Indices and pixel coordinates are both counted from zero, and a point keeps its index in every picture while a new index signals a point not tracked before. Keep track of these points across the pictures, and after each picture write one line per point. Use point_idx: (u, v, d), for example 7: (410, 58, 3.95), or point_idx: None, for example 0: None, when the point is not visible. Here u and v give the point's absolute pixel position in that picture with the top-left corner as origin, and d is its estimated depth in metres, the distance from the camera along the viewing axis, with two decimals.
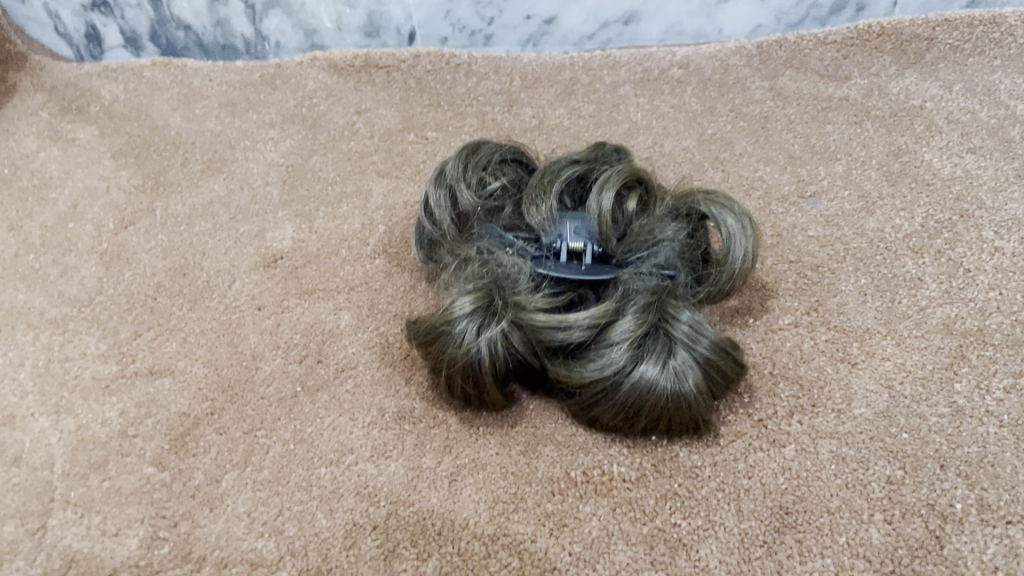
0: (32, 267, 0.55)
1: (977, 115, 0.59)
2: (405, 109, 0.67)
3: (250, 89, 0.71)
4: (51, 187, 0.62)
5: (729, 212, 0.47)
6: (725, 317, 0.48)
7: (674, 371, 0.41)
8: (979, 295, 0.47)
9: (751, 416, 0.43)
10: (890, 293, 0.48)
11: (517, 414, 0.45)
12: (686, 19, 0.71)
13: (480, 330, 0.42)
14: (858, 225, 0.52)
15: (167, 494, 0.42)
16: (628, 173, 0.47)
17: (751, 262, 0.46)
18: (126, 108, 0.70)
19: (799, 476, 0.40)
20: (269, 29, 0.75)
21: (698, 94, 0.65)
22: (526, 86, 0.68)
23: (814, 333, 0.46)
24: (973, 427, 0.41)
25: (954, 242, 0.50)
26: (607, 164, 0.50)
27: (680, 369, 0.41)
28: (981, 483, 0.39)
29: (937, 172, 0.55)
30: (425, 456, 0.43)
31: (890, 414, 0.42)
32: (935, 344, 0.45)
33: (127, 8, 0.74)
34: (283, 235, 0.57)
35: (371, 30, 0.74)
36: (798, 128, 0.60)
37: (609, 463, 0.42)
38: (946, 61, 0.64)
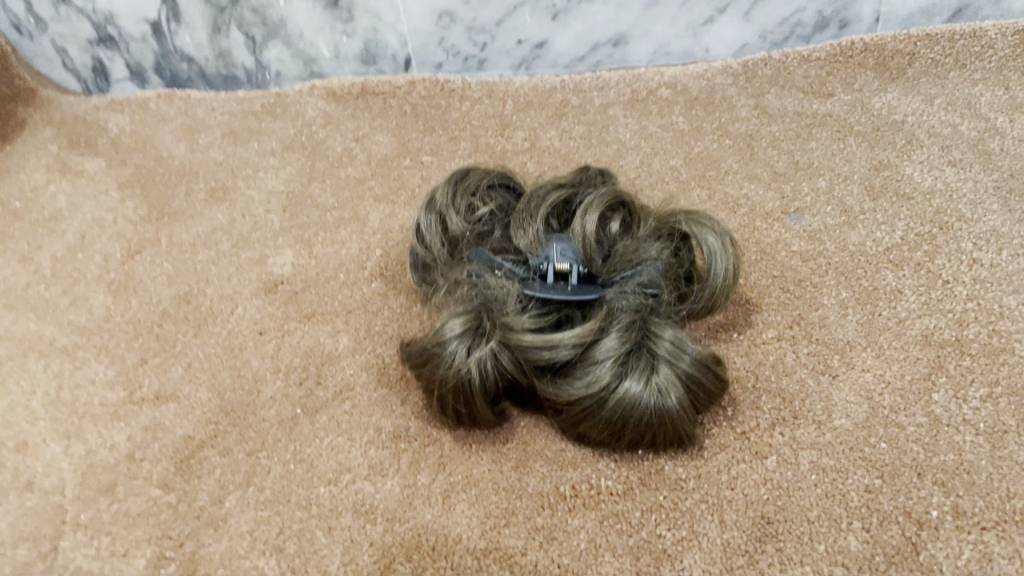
0: (43, 297, 0.58)
1: (958, 128, 0.60)
2: (402, 135, 0.69)
3: (252, 118, 0.73)
4: (60, 219, 0.65)
5: (710, 231, 0.48)
6: (710, 332, 0.49)
7: (657, 387, 0.42)
8: (957, 306, 0.48)
9: (734, 428, 0.44)
10: (870, 305, 0.49)
11: (508, 431, 0.46)
12: (673, 40, 0.73)
13: (469, 351, 0.44)
14: (840, 239, 0.54)
15: (173, 515, 0.44)
16: (610, 197, 0.49)
17: (731, 280, 0.47)
18: (132, 140, 0.72)
19: (781, 486, 0.42)
20: (270, 59, 0.77)
21: (686, 113, 0.66)
22: (519, 109, 0.70)
23: (796, 346, 0.48)
24: (950, 435, 0.42)
25: (933, 254, 0.52)
26: (592, 188, 0.52)
27: (663, 386, 0.42)
28: (956, 490, 0.40)
29: (918, 186, 0.56)
30: (420, 474, 0.44)
31: (869, 425, 0.44)
32: (914, 354, 0.46)
33: (132, 42, 0.77)
34: (283, 261, 0.59)
35: (368, 58, 0.76)
36: (782, 145, 0.62)
37: (596, 477, 0.43)
38: (927, 76, 0.65)
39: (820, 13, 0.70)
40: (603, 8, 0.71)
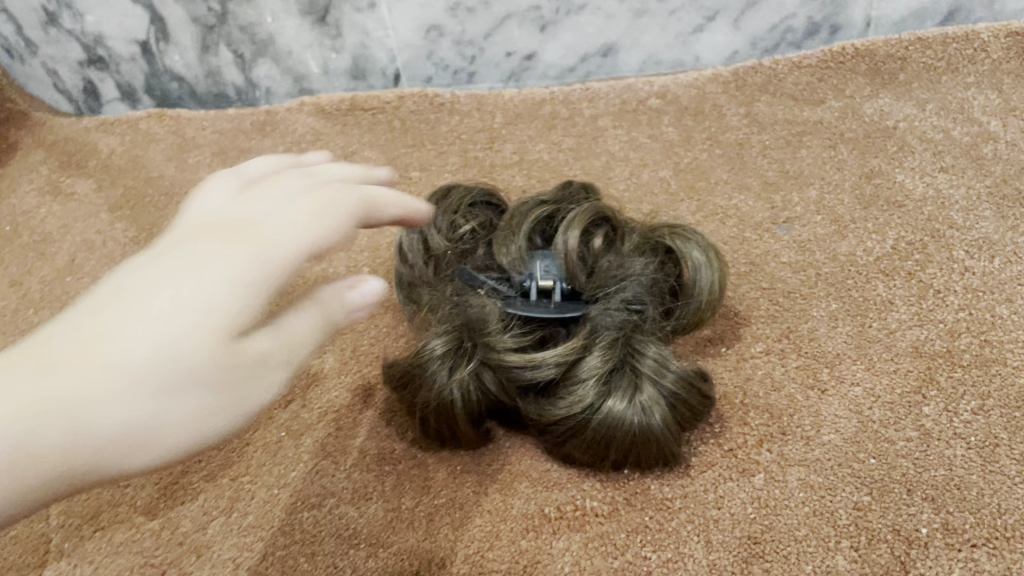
0: (32, 322, 0.58)
1: (951, 133, 0.59)
2: (391, 150, 0.69)
3: (242, 136, 0.73)
4: (50, 242, 0.65)
5: (694, 245, 0.48)
6: (698, 347, 0.49)
7: (641, 405, 0.41)
8: (949, 317, 0.47)
9: (721, 446, 0.44)
10: (860, 316, 0.49)
11: (493, 452, 0.46)
12: (663, 49, 0.72)
13: (449, 374, 0.43)
14: (830, 249, 0.53)
15: (156, 542, 0.43)
16: (593, 211, 0.49)
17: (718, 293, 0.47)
18: (122, 160, 0.72)
19: (768, 505, 0.41)
20: (260, 77, 0.77)
21: (676, 123, 0.66)
22: (508, 122, 0.69)
23: (785, 360, 0.47)
24: (941, 450, 0.42)
25: (925, 263, 0.51)
26: (574, 203, 0.51)
27: (647, 404, 0.42)
28: (947, 507, 0.39)
29: (910, 194, 0.55)
30: (404, 497, 0.44)
31: (859, 440, 0.43)
32: (904, 367, 0.46)
33: (122, 63, 0.77)
34: None
35: (357, 73, 0.76)
36: (773, 153, 0.61)
37: (581, 498, 0.43)
38: (920, 81, 0.64)
39: (811, 19, 0.69)
40: (592, 18, 0.70)
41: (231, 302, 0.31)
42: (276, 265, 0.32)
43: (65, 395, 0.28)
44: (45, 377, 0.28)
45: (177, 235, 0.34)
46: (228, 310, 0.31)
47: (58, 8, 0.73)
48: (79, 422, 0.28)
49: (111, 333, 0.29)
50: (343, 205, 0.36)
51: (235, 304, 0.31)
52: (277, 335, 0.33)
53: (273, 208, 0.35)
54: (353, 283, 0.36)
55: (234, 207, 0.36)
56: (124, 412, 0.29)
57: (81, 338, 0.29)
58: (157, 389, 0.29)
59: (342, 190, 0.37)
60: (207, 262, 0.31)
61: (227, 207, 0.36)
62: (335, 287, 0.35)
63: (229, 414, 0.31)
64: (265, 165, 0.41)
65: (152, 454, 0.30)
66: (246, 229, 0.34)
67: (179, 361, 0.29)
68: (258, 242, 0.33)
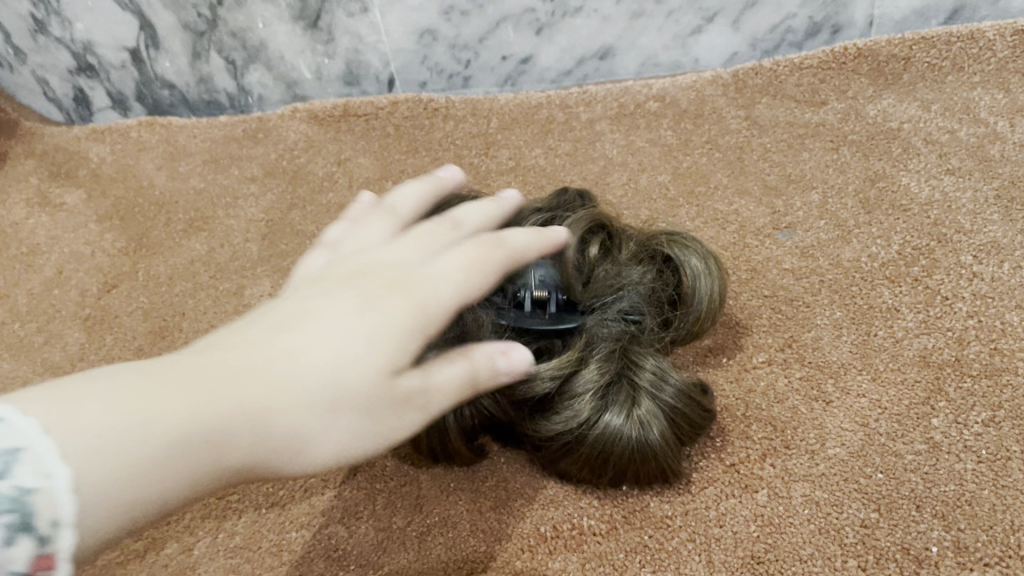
0: (18, 336, 0.57)
1: (956, 134, 0.58)
2: (384, 157, 0.68)
3: (234, 143, 0.72)
4: (38, 254, 0.64)
5: (693, 253, 0.47)
6: (698, 358, 0.47)
7: (639, 420, 0.40)
8: (957, 324, 0.46)
9: (723, 461, 0.42)
10: (866, 324, 0.47)
11: (488, 468, 0.44)
12: (661, 51, 0.71)
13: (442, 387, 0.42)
14: (834, 255, 0.51)
15: (140, 564, 0.42)
16: (590, 219, 0.47)
17: (718, 307, 0.46)
18: (112, 169, 0.71)
19: (772, 523, 0.39)
20: (252, 83, 0.76)
21: (675, 127, 0.64)
22: (504, 127, 0.68)
23: (788, 370, 0.46)
24: (951, 464, 0.40)
25: (932, 269, 0.49)
26: (570, 210, 0.50)
27: (645, 419, 0.40)
28: (957, 524, 0.38)
29: (915, 197, 0.54)
30: (396, 516, 0.42)
31: (865, 454, 0.41)
32: (911, 377, 0.44)
33: (112, 70, 0.76)
34: (262, 292, 0.58)
35: (351, 79, 0.75)
36: (774, 156, 0.60)
37: (578, 516, 0.41)
38: (924, 81, 0.63)
39: (812, 18, 0.68)
40: (588, 20, 0.69)
41: (388, 339, 0.31)
42: (435, 312, 0.32)
43: (246, 405, 0.28)
44: (230, 384, 0.28)
45: (346, 273, 0.34)
46: (393, 344, 0.31)
47: (47, 15, 0.72)
48: (253, 428, 0.28)
49: (294, 351, 0.29)
50: (495, 260, 0.36)
51: (403, 342, 0.31)
52: (428, 377, 0.32)
53: (438, 254, 0.35)
54: (491, 346, 0.34)
55: (391, 250, 0.35)
56: (292, 426, 0.29)
57: (268, 352, 0.29)
58: (322, 411, 0.29)
59: (492, 245, 0.36)
60: (366, 308, 0.31)
61: (387, 251, 0.36)
62: (488, 348, 0.34)
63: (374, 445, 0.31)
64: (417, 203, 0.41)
65: (298, 467, 0.30)
66: (414, 272, 0.34)
67: (347, 389, 0.30)
68: (425, 287, 0.33)
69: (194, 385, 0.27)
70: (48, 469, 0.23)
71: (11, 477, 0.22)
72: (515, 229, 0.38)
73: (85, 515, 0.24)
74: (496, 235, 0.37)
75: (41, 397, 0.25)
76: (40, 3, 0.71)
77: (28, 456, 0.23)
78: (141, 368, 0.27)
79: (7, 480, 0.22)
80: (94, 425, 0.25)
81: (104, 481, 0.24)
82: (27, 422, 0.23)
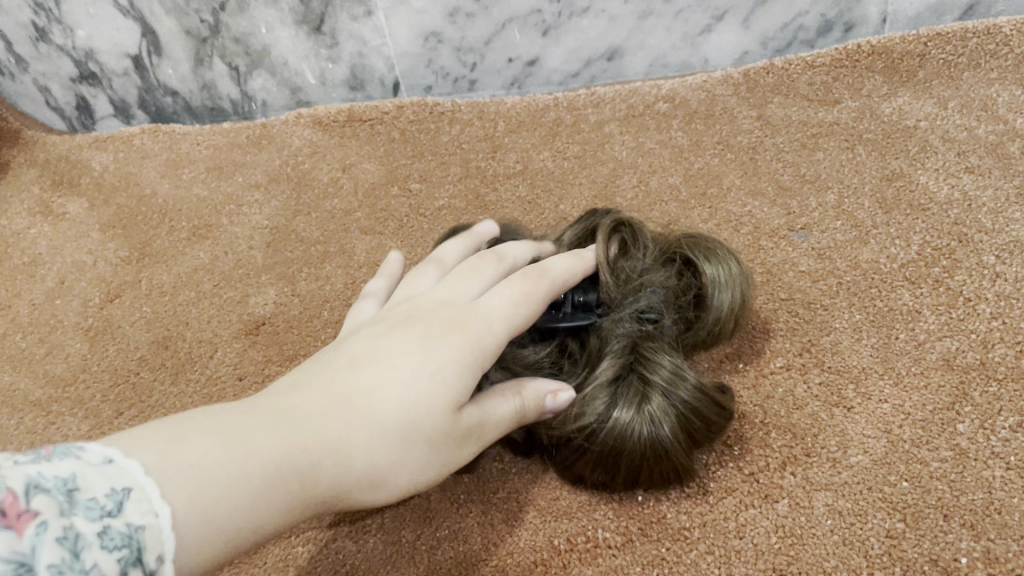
0: (19, 348, 0.56)
1: (974, 132, 0.57)
2: (390, 162, 0.67)
3: (237, 149, 0.71)
4: (40, 264, 0.63)
5: (716, 254, 0.45)
6: (714, 364, 0.46)
7: (649, 416, 0.39)
8: (981, 326, 0.45)
9: (742, 470, 0.41)
10: (886, 327, 0.46)
11: (499, 479, 0.43)
12: (670, 51, 0.70)
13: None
14: (851, 256, 0.50)
15: None
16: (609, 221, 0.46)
17: (739, 309, 0.44)
18: (115, 178, 0.70)
19: (794, 534, 0.38)
20: (255, 89, 0.75)
21: (685, 128, 0.63)
22: (510, 130, 0.67)
23: (807, 376, 0.44)
24: (978, 471, 0.39)
25: (953, 269, 0.48)
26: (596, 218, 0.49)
27: (656, 414, 0.39)
28: (987, 533, 0.36)
29: (934, 196, 0.53)
30: (405, 529, 0.41)
31: (889, 461, 0.40)
32: (935, 382, 0.43)
33: (114, 78, 0.75)
34: (266, 300, 0.57)
35: (355, 83, 0.74)
36: (787, 156, 0.59)
37: (593, 529, 0.40)
38: (940, 78, 0.61)
39: (824, 16, 0.66)
40: (595, 21, 0.68)
41: (450, 375, 0.33)
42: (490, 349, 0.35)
43: (326, 439, 0.30)
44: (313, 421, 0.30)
45: (404, 316, 0.37)
46: (456, 379, 0.33)
47: (48, 23, 0.71)
48: (337, 465, 0.30)
49: (366, 392, 0.32)
50: (541, 294, 0.38)
51: (464, 380, 0.33)
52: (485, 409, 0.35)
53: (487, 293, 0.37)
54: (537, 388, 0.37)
55: (447, 288, 0.38)
56: (372, 462, 0.31)
57: (344, 393, 0.32)
58: (395, 443, 0.31)
59: (537, 275, 0.39)
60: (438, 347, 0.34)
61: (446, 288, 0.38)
62: (538, 388, 0.37)
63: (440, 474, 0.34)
64: (461, 250, 0.43)
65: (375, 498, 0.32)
66: (467, 312, 0.36)
67: (416, 422, 0.32)
68: (479, 326, 0.35)
69: (279, 425, 0.29)
70: (154, 508, 0.24)
71: (123, 513, 0.23)
72: (554, 258, 0.41)
73: (190, 547, 0.25)
74: (539, 266, 0.39)
75: (144, 439, 0.26)
76: (41, 11, 0.70)
77: (140, 494, 0.24)
78: (230, 409, 0.29)
79: (120, 518, 0.22)
80: (201, 462, 0.26)
81: (209, 520, 0.26)
82: (137, 462, 0.24)
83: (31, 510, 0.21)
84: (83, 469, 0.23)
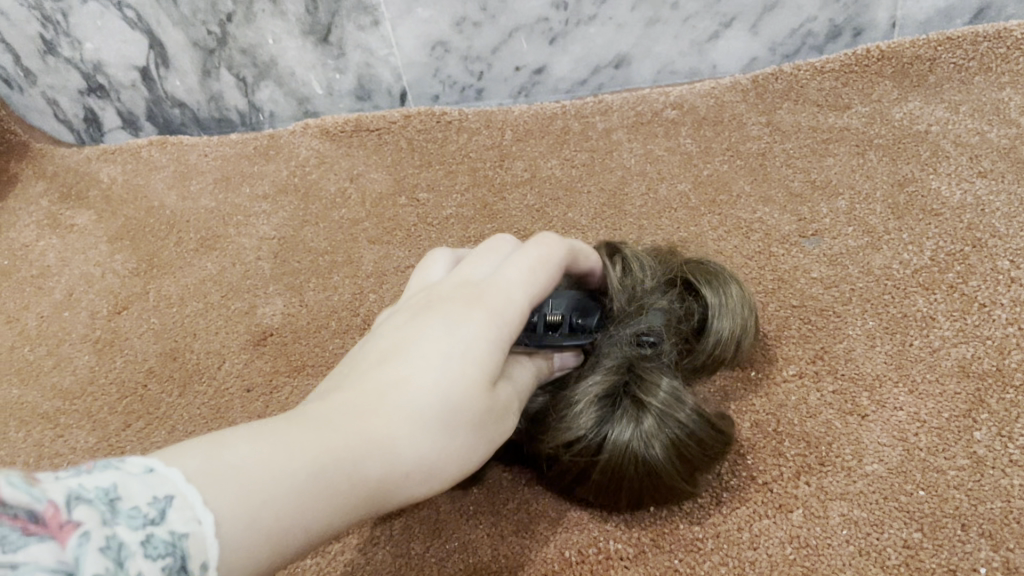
0: (27, 360, 0.56)
1: (987, 136, 0.56)
2: (398, 171, 0.66)
3: (245, 160, 0.71)
4: (48, 276, 0.63)
5: (719, 281, 0.45)
6: (725, 372, 0.46)
7: (642, 436, 0.38)
8: (997, 332, 0.44)
9: (755, 479, 0.40)
10: (900, 334, 0.45)
11: (510, 490, 0.42)
12: (677, 58, 0.69)
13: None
14: (864, 263, 0.50)
15: None
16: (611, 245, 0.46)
17: (740, 335, 0.44)
18: (123, 190, 0.70)
19: (809, 545, 0.37)
20: (263, 100, 0.75)
21: (693, 135, 0.63)
22: (518, 138, 0.67)
23: (820, 384, 0.44)
24: (996, 479, 0.38)
25: (968, 275, 0.47)
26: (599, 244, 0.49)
27: (647, 436, 0.38)
28: (1006, 543, 0.36)
29: (946, 201, 0.52)
30: (414, 541, 0.41)
31: (905, 470, 0.39)
32: (951, 389, 0.42)
33: (122, 90, 0.75)
34: (274, 310, 0.57)
35: (362, 93, 0.74)
36: (797, 163, 0.58)
37: (605, 540, 0.39)
38: (951, 82, 0.61)
39: (833, 21, 0.66)
40: (602, 29, 0.67)
41: (478, 353, 0.32)
42: (514, 322, 0.33)
43: (365, 435, 0.29)
44: (348, 420, 0.29)
45: (421, 303, 0.36)
46: (485, 357, 0.32)
47: (56, 35, 0.71)
48: (383, 461, 0.29)
49: (398, 383, 0.31)
50: (555, 261, 0.37)
51: (496, 357, 0.32)
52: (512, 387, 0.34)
53: (501, 267, 0.36)
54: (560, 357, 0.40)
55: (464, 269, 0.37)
56: (418, 453, 0.30)
57: (375, 389, 0.30)
58: (437, 429, 0.30)
59: (551, 244, 0.38)
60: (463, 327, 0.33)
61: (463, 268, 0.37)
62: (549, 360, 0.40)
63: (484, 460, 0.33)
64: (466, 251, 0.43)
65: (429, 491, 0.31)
66: (484, 289, 0.35)
67: (454, 406, 0.31)
68: (499, 299, 0.34)
69: (315, 427, 0.28)
70: (195, 516, 0.23)
71: (166, 521, 0.22)
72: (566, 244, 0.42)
73: (241, 553, 0.24)
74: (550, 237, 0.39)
75: (180, 453, 0.25)
76: (49, 23, 0.71)
77: (183, 503, 0.23)
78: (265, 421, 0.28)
79: (162, 526, 0.22)
80: (239, 469, 0.25)
81: (256, 526, 0.25)
82: (177, 470, 0.24)
83: (73, 521, 0.20)
84: (125, 479, 0.22)
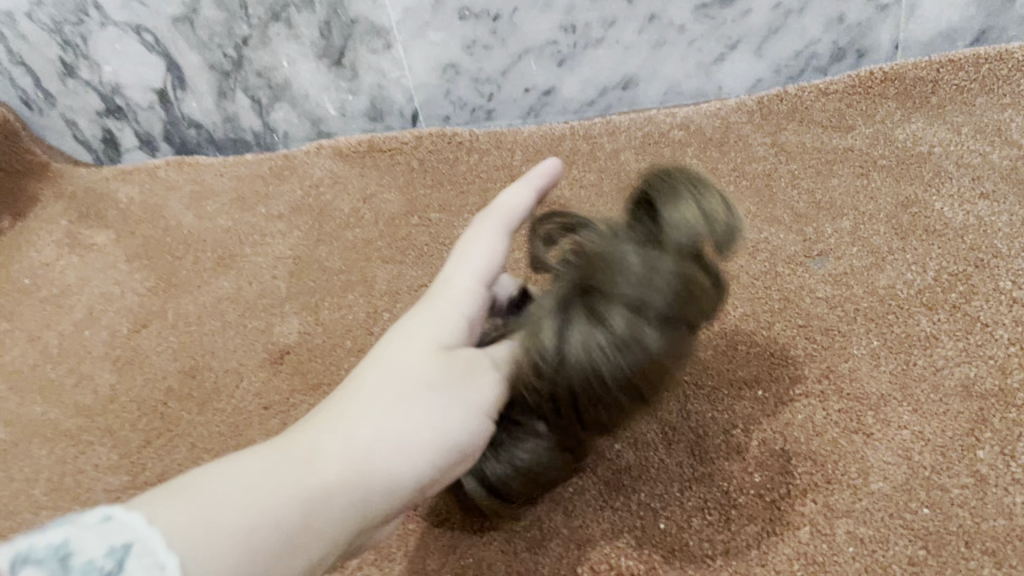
0: (49, 378, 0.58)
1: (988, 157, 0.57)
2: (410, 192, 0.68)
3: (260, 181, 0.72)
4: (69, 295, 0.65)
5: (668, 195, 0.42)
6: (733, 390, 0.47)
7: (573, 346, 0.33)
8: (999, 352, 0.45)
9: (763, 497, 0.41)
10: (904, 354, 0.46)
11: (523, 507, 0.43)
12: (684, 79, 0.71)
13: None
14: (868, 282, 0.51)
15: None
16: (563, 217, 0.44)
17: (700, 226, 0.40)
18: (141, 210, 0.72)
19: (816, 562, 0.38)
20: (277, 121, 0.76)
21: (700, 155, 0.64)
22: (528, 159, 0.68)
23: (826, 403, 0.45)
24: (999, 497, 0.39)
25: (970, 295, 0.48)
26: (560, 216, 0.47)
27: (581, 343, 0.33)
28: (1009, 560, 0.37)
29: (949, 222, 0.53)
30: (430, 558, 0.42)
31: (910, 488, 0.40)
32: (954, 409, 0.43)
33: (140, 111, 0.77)
34: (290, 329, 0.58)
35: (374, 114, 0.75)
36: (803, 183, 0.59)
37: (616, 556, 0.40)
38: (953, 103, 0.62)
39: (836, 43, 0.67)
40: (610, 51, 0.69)
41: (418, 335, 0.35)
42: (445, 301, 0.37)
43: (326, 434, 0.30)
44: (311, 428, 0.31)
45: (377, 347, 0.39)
46: (422, 334, 0.35)
47: (75, 59, 0.73)
48: (360, 448, 0.31)
49: (355, 390, 0.33)
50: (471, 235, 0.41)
51: (432, 331, 0.35)
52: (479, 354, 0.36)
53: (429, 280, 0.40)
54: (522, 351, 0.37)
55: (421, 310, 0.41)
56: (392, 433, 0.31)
57: (335, 403, 0.33)
58: (398, 404, 0.32)
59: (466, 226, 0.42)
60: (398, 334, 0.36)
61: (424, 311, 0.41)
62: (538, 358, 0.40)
63: (474, 427, 0.33)
64: None
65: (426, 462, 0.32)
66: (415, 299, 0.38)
67: (405, 378, 0.33)
68: (427, 297, 0.38)
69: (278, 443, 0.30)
70: (161, 559, 0.24)
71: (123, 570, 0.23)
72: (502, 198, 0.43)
73: (226, 554, 0.25)
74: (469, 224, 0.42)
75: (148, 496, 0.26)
76: (69, 47, 0.72)
77: (142, 547, 0.24)
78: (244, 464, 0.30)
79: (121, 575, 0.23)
80: (205, 491, 0.27)
81: (235, 530, 0.26)
82: (137, 515, 0.25)
83: None
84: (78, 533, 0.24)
